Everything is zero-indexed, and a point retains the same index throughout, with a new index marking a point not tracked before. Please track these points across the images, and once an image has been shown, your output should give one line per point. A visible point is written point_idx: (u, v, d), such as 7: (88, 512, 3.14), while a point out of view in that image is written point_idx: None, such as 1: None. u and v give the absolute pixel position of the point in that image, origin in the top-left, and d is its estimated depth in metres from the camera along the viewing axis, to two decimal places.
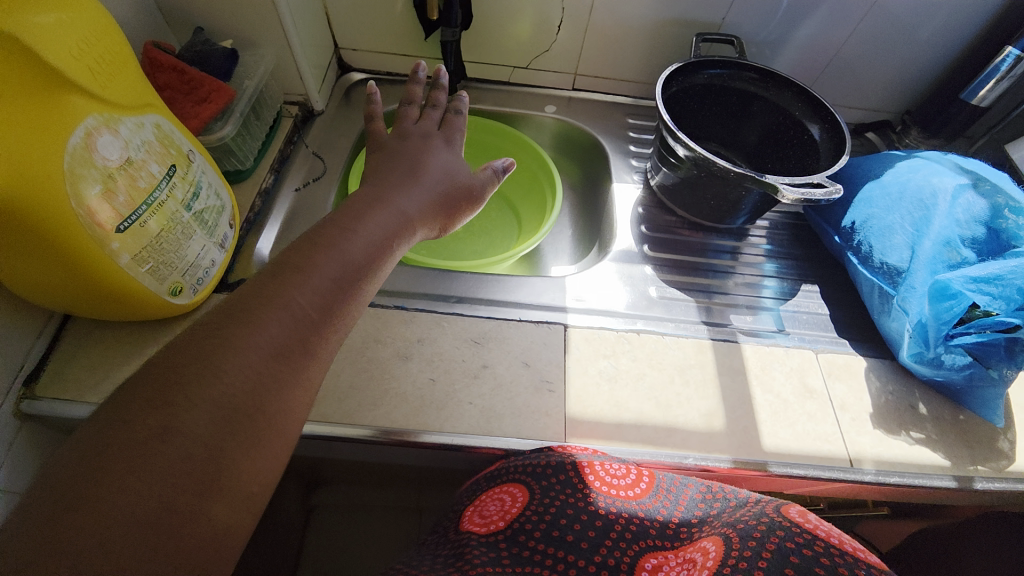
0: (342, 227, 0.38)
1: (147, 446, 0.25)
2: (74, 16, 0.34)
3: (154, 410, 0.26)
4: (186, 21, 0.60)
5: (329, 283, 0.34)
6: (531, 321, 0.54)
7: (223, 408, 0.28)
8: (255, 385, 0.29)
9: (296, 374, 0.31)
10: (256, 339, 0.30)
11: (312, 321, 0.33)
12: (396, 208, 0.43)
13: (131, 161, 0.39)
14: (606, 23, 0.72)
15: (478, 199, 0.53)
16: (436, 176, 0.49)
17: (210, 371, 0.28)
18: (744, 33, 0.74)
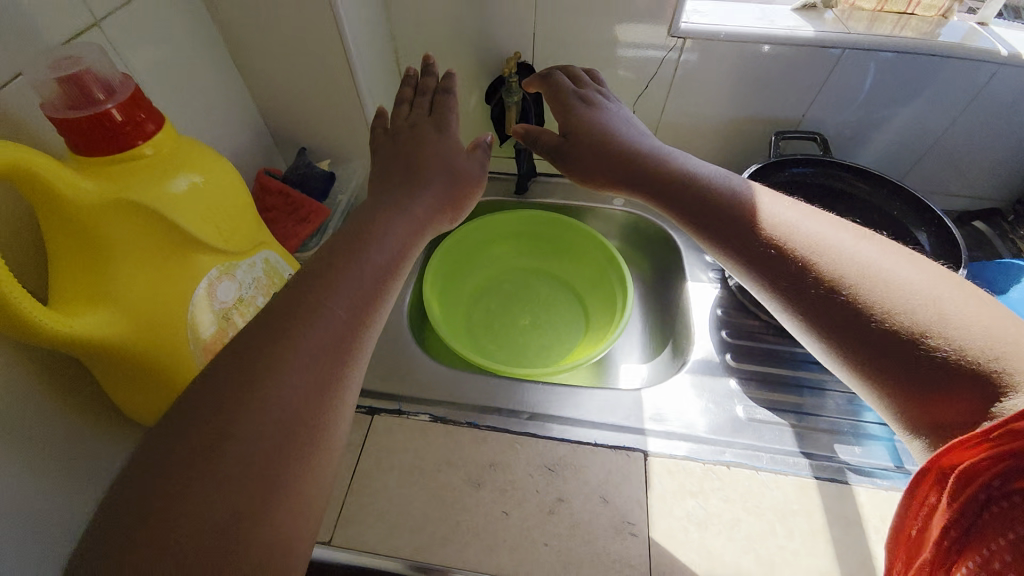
0: (363, 239, 0.36)
1: (208, 456, 0.24)
2: (210, 181, 0.39)
3: (208, 419, 0.26)
4: (291, 143, 0.67)
5: (361, 285, 0.33)
6: (606, 445, 0.51)
7: (275, 417, 0.27)
8: (302, 390, 0.28)
9: (337, 375, 0.30)
10: (297, 343, 0.29)
11: (349, 322, 0.32)
12: (419, 218, 0.41)
13: (242, 300, 0.42)
14: (678, 123, 0.73)
15: (480, 178, 0.49)
16: (433, 164, 0.45)
17: (257, 378, 0.27)
18: (826, 128, 0.72)
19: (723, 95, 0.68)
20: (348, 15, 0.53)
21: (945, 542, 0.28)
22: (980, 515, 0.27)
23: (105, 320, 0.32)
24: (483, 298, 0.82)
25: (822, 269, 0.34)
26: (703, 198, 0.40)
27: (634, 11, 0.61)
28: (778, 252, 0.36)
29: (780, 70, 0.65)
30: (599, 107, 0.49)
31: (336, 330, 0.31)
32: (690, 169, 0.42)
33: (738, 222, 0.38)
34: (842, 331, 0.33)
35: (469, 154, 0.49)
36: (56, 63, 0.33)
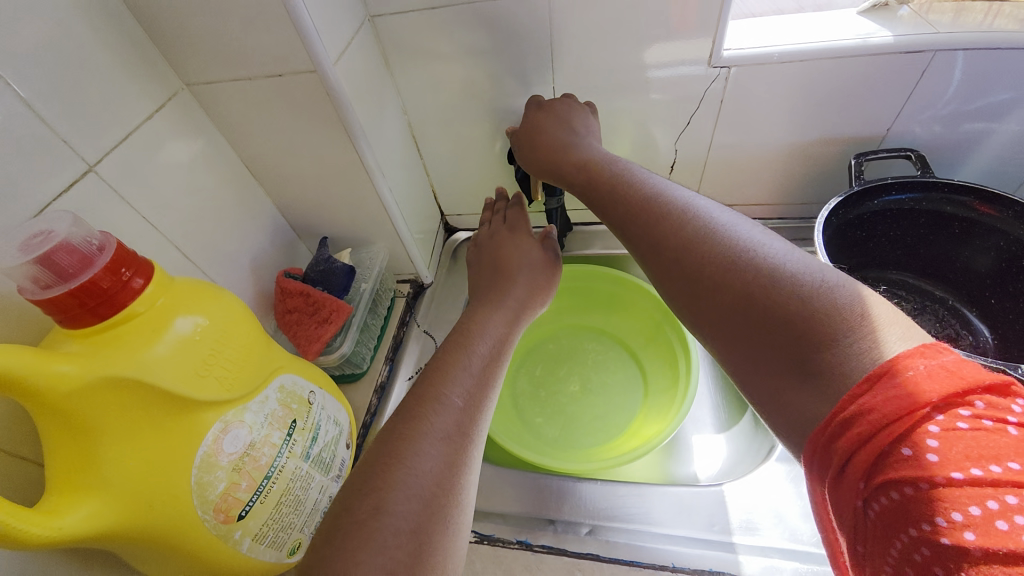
0: (469, 330, 0.45)
1: (366, 530, 0.29)
2: (209, 326, 0.36)
3: (365, 496, 0.31)
4: (314, 234, 0.65)
5: (473, 376, 0.39)
6: (688, 571, 0.42)
7: (417, 496, 0.31)
8: (439, 461, 0.33)
9: (461, 454, 0.35)
10: (429, 428, 0.35)
11: (466, 408, 0.37)
12: (515, 304, 0.50)
13: (253, 444, 0.38)
14: (729, 155, 0.65)
15: (556, 263, 0.56)
16: (517, 261, 0.55)
17: (404, 452, 0.33)
18: (913, 135, 0.60)
19: (782, 117, 0.60)
20: (353, 107, 0.50)
21: (853, 556, 0.27)
22: (866, 520, 0.26)
23: (92, 510, 0.31)
24: (526, 362, 0.73)
25: (696, 257, 0.35)
26: (608, 197, 0.43)
27: (665, 43, 0.54)
28: (660, 245, 0.38)
29: (850, 80, 0.56)
30: (557, 126, 0.52)
31: (460, 415, 0.36)
32: (627, 177, 0.43)
33: (631, 220, 0.40)
34: (714, 316, 0.34)
35: (539, 243, 0.57)
36: (25, 240, 0.32)
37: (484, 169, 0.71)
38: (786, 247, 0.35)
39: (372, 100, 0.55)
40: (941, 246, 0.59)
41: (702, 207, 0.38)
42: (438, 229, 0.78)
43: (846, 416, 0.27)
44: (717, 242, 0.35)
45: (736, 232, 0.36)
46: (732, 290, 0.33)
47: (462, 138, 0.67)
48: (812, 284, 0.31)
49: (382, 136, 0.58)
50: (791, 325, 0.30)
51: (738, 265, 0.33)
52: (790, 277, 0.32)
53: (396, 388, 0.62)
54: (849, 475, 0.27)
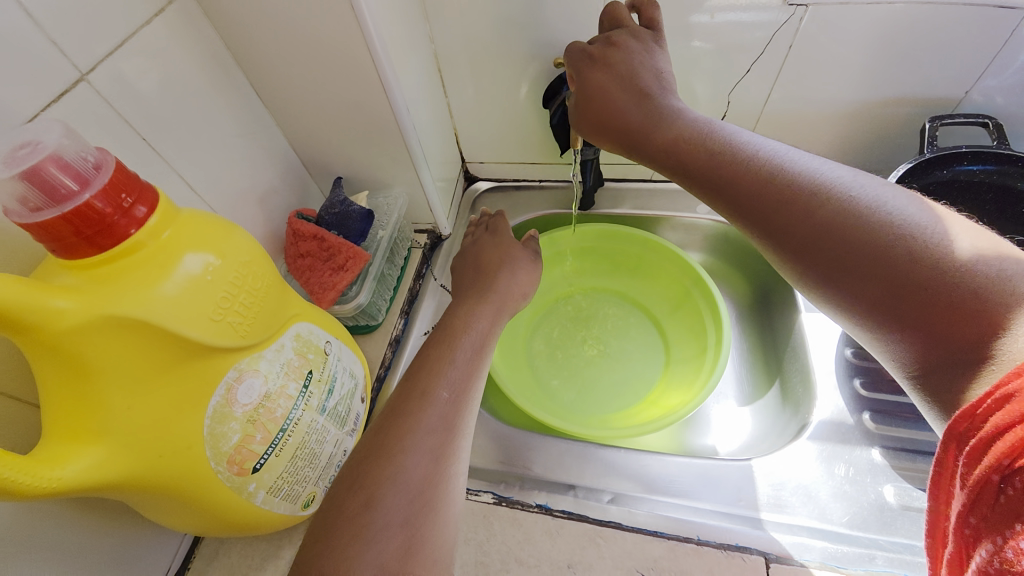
0: (455, 326, 0.44)
1: (358, 525, 0.30)
2: (223, 264, 0.32)
3: (357, 491, 0.31)
4: (327, 173, 0.60)
5: (459, 372, 0.39)
6: (714, 545, 0.41)
7: (407, 490, 0.32)
8: (427, 459, 0.33)
9: (450, 447, 0.35)
10: (417, 423, 0.35)
11: (450, 402, 0.37)
12: (496, 301, 0.48)
13: (268, 395, 0.35)
14: (785, 113, 0.59)
15: (536, 266, 0.55)
16: (498, 261, 0.52)
17: (392, 451, 0.33)
18: (989, 104, 0.54)
19: (853, 71, 0.53)
20: (378, 28, 0.44)
21: (961, 526, 0.25)
22: (997, 495, 0.24)
23: (97, 459, 0.28)
24: (544, 324, 0.70)
25: (835, 241, 0.33)
26: (709, 169, 0.39)
27: None
28: (786, 225, 0.35)
29: (936, 32, 0.49)
30: (621, 87, 0.45)
31: (448, 408, 0.36)
32: (728, 142, 0.40)
33: (743, 198, 0.37)
34: (857, 303, 0.32)
35: (523, 248, 0.55)
36: (9, 152, 0.27)
37: (512, 114, 0.65)
38: (940, 218, 0.31)
39: (399, 22, 0.49)
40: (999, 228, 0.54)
41: (833, 179, 0.35)
42: (458, 177, 0.73)
43: (1005, 392, 0.24)
44: (859, 220, 0.32)
45: (878, 207, 0.33)
46: (879, 272, 0.31)
47: (491, 77, 0.61)
48: (976, 261, 0.29)
49: (407, 67, 0.52)
50: (954, 306, 0.28)
51: (885, 247, 0.31)
52: (949, 255, 0.29)
53: (411, 343, 0.60)
54: (993, 447, 0.24)
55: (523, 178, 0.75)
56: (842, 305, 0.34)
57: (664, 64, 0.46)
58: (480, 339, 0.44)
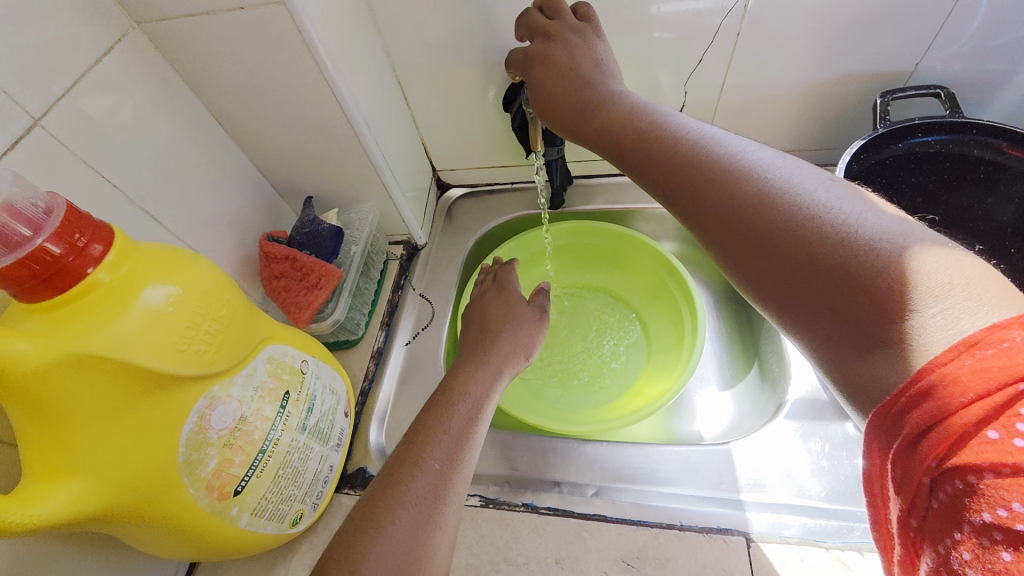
0: (451, 390, 0.44)
1: None
2: (184, 294, 0.33)
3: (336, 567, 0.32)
4: (296, 193, 0.61)
5: (451, 441, 0.39)
6: (697, 529, 0.42)
7: (387, 564, 0.32)
8: (409, 533, 0.34)
9: (435, 521, 0.35)
10: (404, 494, 0.35)
11: (441, 474, 0.37)
12: (497, 362, 0.48)
13: (244, 419, 0.36)
14: (743, 98, 0.60)
15: (544, 321, 0.55)
16: (503, 318, 0.53)
17: (372, 526, 0.33)
18: (942, 73, 0.55)
19: (804, 51, 0.54)
20: (327, 47, 0.45)
21: (903, 531, 0.24)
22: (931, 497, 0.22)
23: (76, 493, 0.29)
24: None
25: (750, 219, 0.31)
26: (640, 150, 0.38)
27: None
28: (702, 204, 0.34)
29: (882, 8, 0.50)
30: (566, 73, 0.45)
31: (435, 479, 0.36)
32: (660, 123, 0.39)
33: (670, 174, 0.36)
34: (769, 285, 0.31)
35: (529, 304, 0.55)
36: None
37: (476, 120, 0.66)
38: (857, 200, 0.30)
39: (350, 39, 0.49)
40: (966, 193, 0.54)
41: (762, 159, 0.34)
42: (430, 186, 0.74)
43: (920, 387, 0.23)
44: (771, 195, 0.31)
45: (798, 185, 0.31)
46: (788, 251, 0.29)
47: (451, 85, 0.62)
48: (882, 238, 0.27)
49: (365, 84, 0.52)
50: (853, 286, 0.27)
51: (798, 226, 0.29)
52: (857, 232, 0.28)
53: (393, 354, 0.60)
54: (919, 448, 0.23)
55: (495, 183, 0.76)
56: (753, 284, 0.32)
57: (605, 54, 0.46)
58: (479, 403, 0.43)
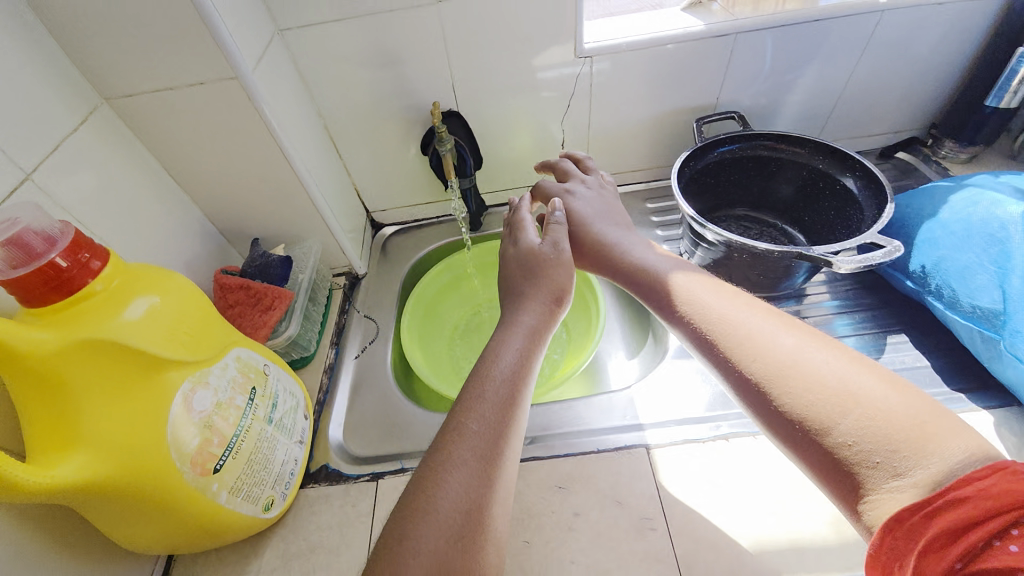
0: (491, 352, 0.44)
1: (393, 552, 0.32)
2: (165, 299, 0.40)
3: (398, 519, 0.34)
4: (244, 236, 0.69)
5: (493, 406, 0.39)
6: (610, 449, 0.54)
7: (442, 519, 0.34)
8: (466, 489, 0.35)
9: (488, 477, 0.36)
10: (451, 456, 0.37)
11: (488, 442, 0.37)
12: (527, 321, 0.46)
13: (220, 404, 0.43)
14: (606, 131, 0.78)
15: (559, 254, 0.52)
16: (518, 270, 0.52)
17: (433, 482, 0.35)
18: (739, 103, 0.76)
19: (640, 94, 0.74)
20: (272, 109, 0.56)
21: None
22: None
23: (80, 463, 0.34)
24: (462, 340, 0.83)
25: (774, 373, 0.36)
26: (673, 304, 0.45)
27: (538, 38, 0.66)
28: (732, 354, 0.39)
29: (685, 61, 0.70)
30: (591, 219, 0.56)
31: (477, 442, 0.37)
32: (688, 285, 0.45)
33: (701, 327, 0.42)
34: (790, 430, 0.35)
35: (542, 243, 0.53)
36: None
37: (400, 165, 0.79)
38: (868, 372, 0.35)
39: (288, 103, 0.61)
40: (762, 183, 0.72)
41: (788, 330, 0.39)
42: (365, 225, 0.84)
43: (953, 499, 0.27)
44: (795, 357, 0.36)
45: (814, 354, 0.36)
46: (807, 403, 0.34)
47: (376, 137, 0.74)
48: (890, 406, 0.32)
49: (303, 138, 0.63)
50: (870, 444, 0.31)
51: (818, 386, 0.34)
52: (868, 399, 0.32)
53: (345, 366, 0.68)
54: (947, 548, 0.27)
55: (422, 217, 0.88)
56: (803, 447, 0.34)
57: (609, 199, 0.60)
58: (518, 368, 0.42)
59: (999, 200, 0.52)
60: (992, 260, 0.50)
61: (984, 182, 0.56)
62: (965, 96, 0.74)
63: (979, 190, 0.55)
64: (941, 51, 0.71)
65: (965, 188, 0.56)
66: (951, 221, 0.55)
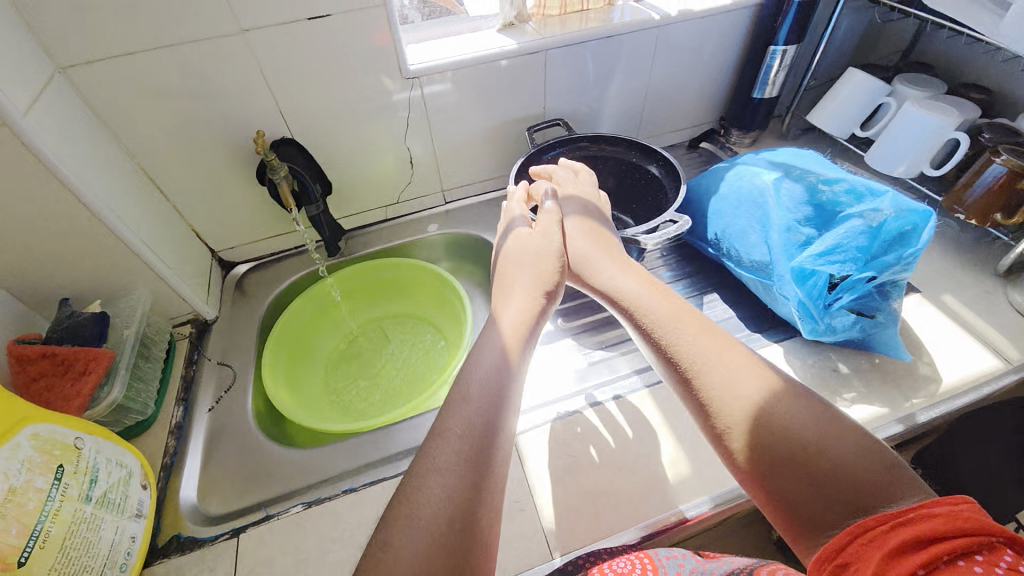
0: (473, 352, 0.44)
1: (380, 558, 0.30)
2: None
3: (387, 522, 0.32)
4: (50, 298, 0.60)
5: (480, 409, 0.38)
6: None
7: (422, 525, 0.32)
8: (446, 494, 0.33)
9: (482, 483, 0.35)
10: (438, 460, 0.35)
11: (480, 447, 0.36)
12: (510, 316, 0.48)
13: (11, 490, 0.38)
14: (449, 145, 0.82)
15: (548, 248, 0.57)
16: (514, 262, 0.56)
17: (417, 485, 0.34)
18: (564, 110, 0.85)
19: (474, 108, 0.79)
20: (54, 153, 0.50)
21: None
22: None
23: None
24: (340, 369, 0.80)
25: (747, 411, 0.38)
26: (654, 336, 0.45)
27: (360, 61, 0.67)
28: (709, 388, 0.40)
29: (507, 76, 0.76)
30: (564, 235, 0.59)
31: (464, 444, 0.36)
32: (666, 318, 0.45)
33: (679, 359, 0.42)
34: (757, 464, 0.36)
35: (539, 238, 0.58)
36: None
37: (239, 198, 0.75)
38: (828, 415, 0.36)
39: (80, 145, 0.55)
40: None
41: (739, 364, 0.40)
42: (211, 266, 0.79)
43: (918, 518, 0.27)
44: (761, 399, 0.38)
45: (785, 397, 0.38)
46: (773, 443, 0.36)
47: (204, 172, 0.70)
48: (850, 456, 0.33)
49: (106, 180, 0.57)
50: (831, 486, 0.33)
51: (785, 430, 0.36)
52: (829, 447, 0.34)
53: (196, 422, 0.63)
54: (896, 552, 0.26)
55: (277, 250, 0.85)
56: (751, 482, 0.37)
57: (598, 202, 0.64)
58: (512, 365, 0.43)
59: (756, 173, 0.64)
60: (757, 221, 0.62)
61: (748, 160, 0.68)
62: (738, 92, 0.90)
63: (744, 167, 0.67)
64: (713, 56, 0.86)
65: (736, 166, 0.68)
66: (728, 194, 0.66)
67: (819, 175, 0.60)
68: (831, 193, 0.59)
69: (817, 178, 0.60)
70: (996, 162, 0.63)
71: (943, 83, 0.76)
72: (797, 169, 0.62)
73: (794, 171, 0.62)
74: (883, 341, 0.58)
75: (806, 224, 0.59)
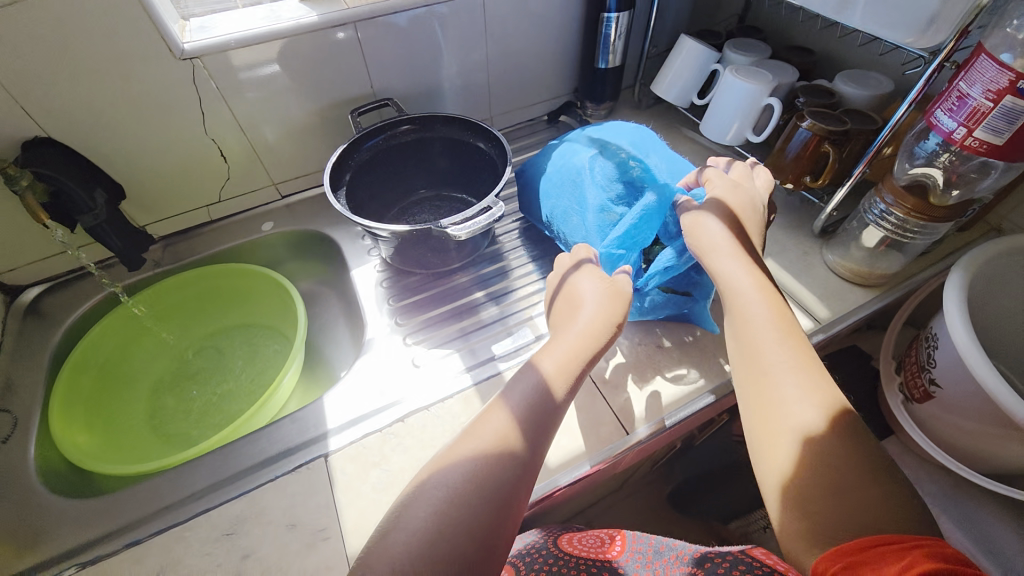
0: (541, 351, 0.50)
1: (407, 499, 0.39)
2: None
3: (424, 470, 0.42)
4: None
5: (536, 412, 0.45)
6: (288, 471, 0.53)
7: (450, 474, 0.40)
8: (473, 460, 0.40)
9: (517, 473, 0.41)
10: (486, 430, 0.43)
11: (529, 441, 0.43)
12: (576, 342, 0.49)
13: None
14: (269, 135, 0.73)
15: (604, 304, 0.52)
16: (571, 302, 0.54)
17: (453, 444, 0.43)
18: (396, 89, 0.77)
19: (288, 92, 0.70)
20: None
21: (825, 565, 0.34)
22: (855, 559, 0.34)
23: None
24: (167, 392, 0.72)
25: (796, 419, 0.43)
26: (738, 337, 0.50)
27: (116, 46, 0.57)
28: (769, 390, 0.46)
29: (317, 54, 0.68)
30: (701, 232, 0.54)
31: (512, 427, 0.43)
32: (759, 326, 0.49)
33: (751, 361, 0.48)
34: (792, 462, 0.42)
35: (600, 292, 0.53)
36: None
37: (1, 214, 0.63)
38: (880, 462, 0.40)
39: None
40: (425, 166, 0.75)
41: (816, 380, 0.45)
42: None
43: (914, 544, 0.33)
44: (815, 420, 0.42)
45: (841, 428, 0.42)
46: (811, 455, 0.41)
47: None
48: (891, 497, 0.37)
49: None
50: (860, 508, 0.37)
51: (835, 450, 0.41)
52: (876, 483, 0.38)
53: None
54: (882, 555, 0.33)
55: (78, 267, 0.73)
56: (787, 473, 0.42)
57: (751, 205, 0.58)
58: (548, 418, 0.45)
59: (576, 152, 0.64)
60: (577, 201, 0.62)
61: (574, 137, 0.68)
62: (585, 62, 0.87)
63: (567, 145, 0.67)
64: (553, 25, 0.82)
65: (563, 144, 0.68)
66: (552, 174, 0.66)
67: (630, 152, 0.61)
68: (640, 169, 0.60)
69: (628, 155, 0.61)
70: (802, 127, 0.63)
71: (767, 47, 0.76)
72: (611, 146, 0.63)
73: (609, 148, 0.63)
74: (699, 313, 0.60)
75: (619, 202, 0.60)
